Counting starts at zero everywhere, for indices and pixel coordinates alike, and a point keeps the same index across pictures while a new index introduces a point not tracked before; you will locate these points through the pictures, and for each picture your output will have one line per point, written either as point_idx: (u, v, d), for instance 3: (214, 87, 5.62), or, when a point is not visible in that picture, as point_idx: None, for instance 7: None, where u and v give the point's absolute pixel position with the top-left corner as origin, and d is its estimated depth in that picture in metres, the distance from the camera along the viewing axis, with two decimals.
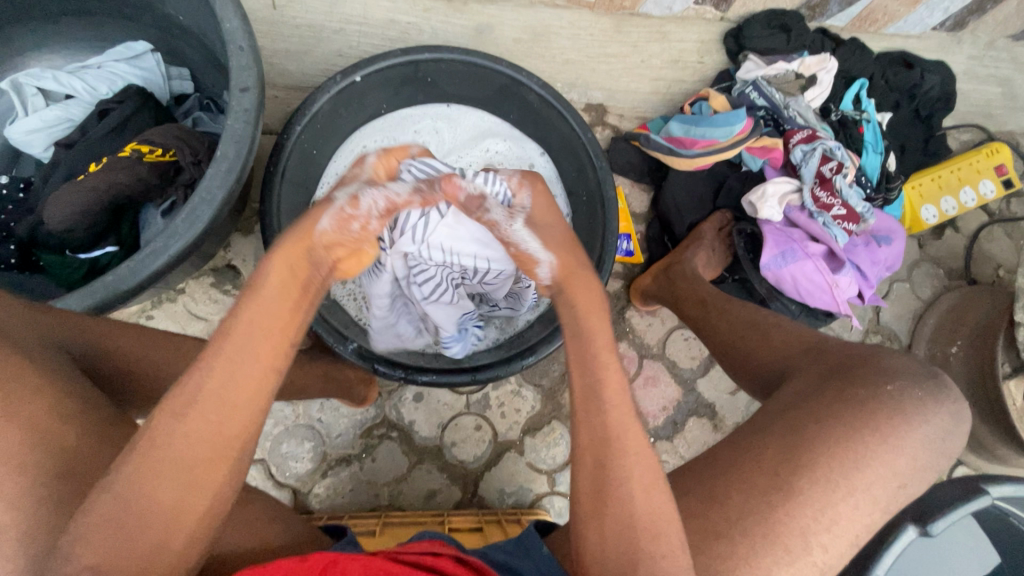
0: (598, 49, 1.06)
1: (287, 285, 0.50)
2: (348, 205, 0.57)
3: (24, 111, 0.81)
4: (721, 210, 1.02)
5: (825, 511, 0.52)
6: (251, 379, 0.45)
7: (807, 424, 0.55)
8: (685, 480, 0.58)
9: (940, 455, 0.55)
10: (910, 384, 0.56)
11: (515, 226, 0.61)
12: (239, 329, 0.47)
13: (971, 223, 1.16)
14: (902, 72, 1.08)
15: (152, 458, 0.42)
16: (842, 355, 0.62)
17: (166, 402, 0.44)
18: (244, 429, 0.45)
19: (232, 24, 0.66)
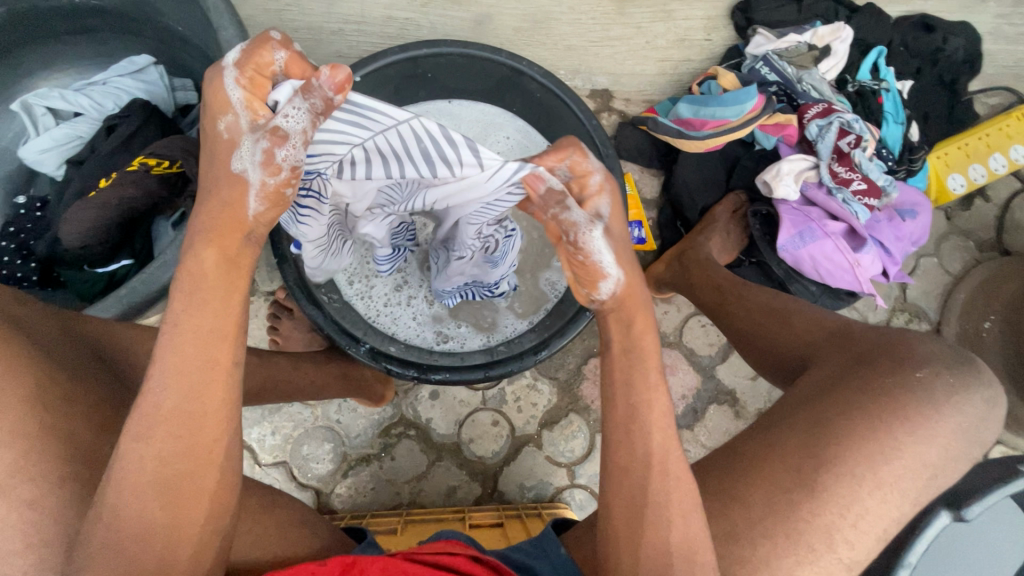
0: (600, 33, 1.02)
1: (222, 273, 0.46)
2: (259, 168, 0.44)
3: (36, 131, 0.83)
4: (734, 191, 0.99)
5: (851, 507, 0.50)
6: (213, 380, 0.45)
7: (832, 416, 0.53)
8: (705, 477, 0.56)
9: (974, 443, 0.53)
10: (941, 369, 0.54)
11: (595, 233, 0.49)
12: (187, 344, 0.44)
13: (1002, 191, 1.11)
14: (923, 36, 1.03)
15: (133, 480, 0.42)
16: (868, 341, 0.59)
17: (128, 423, 0.43)
18: (215, 432, 0.45)
19: (227, 32, 0.66)
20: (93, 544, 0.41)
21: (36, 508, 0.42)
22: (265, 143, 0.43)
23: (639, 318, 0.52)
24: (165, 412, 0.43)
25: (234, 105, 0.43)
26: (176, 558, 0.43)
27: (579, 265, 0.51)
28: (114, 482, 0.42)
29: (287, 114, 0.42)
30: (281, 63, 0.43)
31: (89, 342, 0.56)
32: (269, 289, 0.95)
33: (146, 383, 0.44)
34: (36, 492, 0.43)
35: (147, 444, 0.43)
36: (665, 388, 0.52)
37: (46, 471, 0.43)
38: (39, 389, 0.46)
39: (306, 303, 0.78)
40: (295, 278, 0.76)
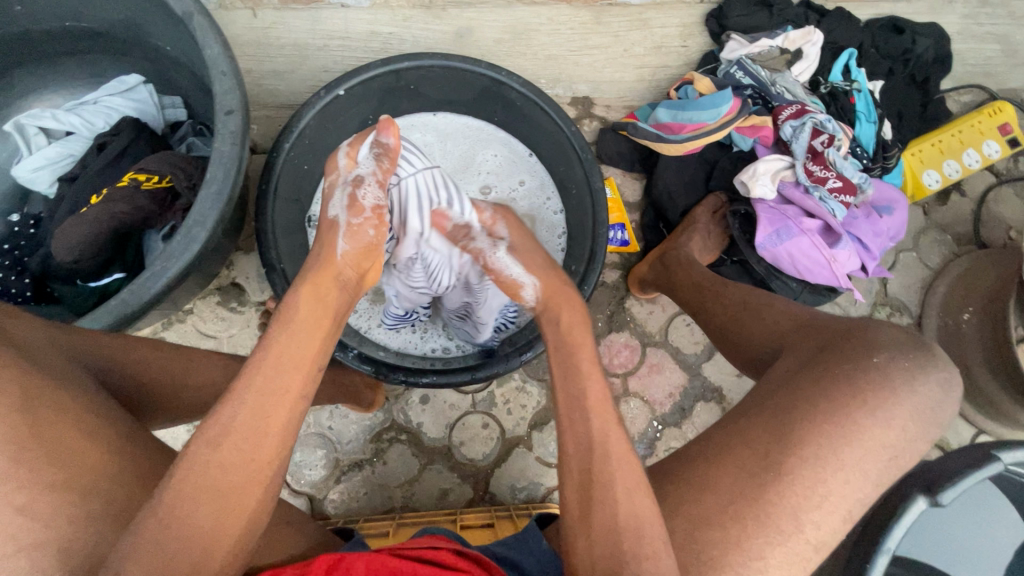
0: (579, 43, 1.06)
1: (314, 305, 0.55)
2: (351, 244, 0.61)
3: (29, 150, 0.85)
4: (714, 193, 1.01)
5: (816, 489, 0.52)
6: (284, 406, 0.49)
7: (798, 402, 0.55)
8: (683, 466, 0.57)
9: (931, 424, 0.55)
10: (897, 354, 0.56)
11: (499, 253, 0.66)
12: (270, 366, 0.49)
13: (977, 186, 1.13)
14: (892, 38, 1.07)
15: (193, 482, 0.44)
16: (832, 331, 0.61)
17: (201, 429, 0.46)
18: (276, 448, 0.47)
19: (212, 50, 0.69)
20: (141, 539, 0.41)
21: (27, 513, 0.42)
22: (350, 189, 0.62)
23: (575, 325, 0.60)
24: (218, 420, 0.46)
25: (340, 164, 0.64)
26: (211, 562, 0.43)
27: (502, 281, 0.66)
28: (173, 482, 0.44)
29: (366, 194, 0.63)
30: (391, 143, 0.64)
31: (78, 352, 0.57)
32: (260, 300, 0.97)
33: (230, 394, 0.48)
34: (27, 495, 0.42)
35: (215, 448, 0.45)
36: (600, 376, 0.56)
37: (35, 476, 0.43)
38: (27, 396, 0.46)
39: None
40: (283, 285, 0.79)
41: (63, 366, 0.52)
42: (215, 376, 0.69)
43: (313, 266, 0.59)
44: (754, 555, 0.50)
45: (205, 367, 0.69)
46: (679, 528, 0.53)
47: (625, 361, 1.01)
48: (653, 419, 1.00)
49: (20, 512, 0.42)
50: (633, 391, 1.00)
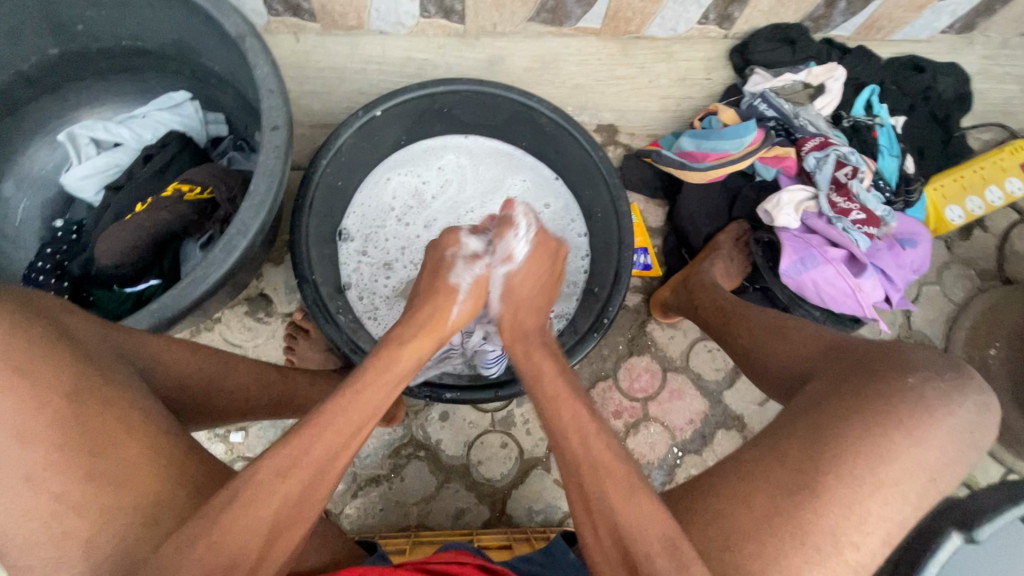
0: (606, 73, 1.09)
1: (412, 365, 0.61)
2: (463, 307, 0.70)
3: (78, 159, 0.89)
4: (736, 220, 1.02)
5: (855, 511, 0.51)
6: (349, 443, 0.51)
7: (834, 422, 0.55)
8: (711, 482, 0.57)
9: (970, 448, 0.55)
10: (931, 375, 0.56)
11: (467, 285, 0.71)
12: (349, 403, 0.53)
13: (1000, 222, 1.14)
14: (913, 76, 1.08)
15: (255, 502, 0.45)
16: (861, 352, 0.62)
17: (267, 458, 0.47)
18: (324, 491, 0.49)
19: (262, 70, 0.72)
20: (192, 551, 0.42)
21: (64, 499, 0.44)
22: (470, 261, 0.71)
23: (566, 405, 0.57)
24: (288, 446, 0.48)
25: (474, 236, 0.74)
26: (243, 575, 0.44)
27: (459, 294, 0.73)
28: (234, 499, 0.45)
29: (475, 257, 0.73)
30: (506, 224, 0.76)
31: (126, 350, 0.58)
32: (286, 310, 0.98)
33: (305, 424, 0.50)
34: (65, 485, 0.44)
35: (279, 476, 0.47)
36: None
37: (78, 464, 0.45)
38: (77, 387, 0.47)
39: (326, 322, 0.81)
40: (313, 294, 0.81)
41: (117, 363, 0.54)
42: (249, 381, 0.70)
43: (425, 316, 0.66)
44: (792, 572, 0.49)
45: (241, 373, 0.70)
46: (707, 543, 0.52)
47: (645, 385, 1.01)
48: (673, 445, 0.99)
49: (55, 498, 0.44)
50: (653, 416, 1.00)
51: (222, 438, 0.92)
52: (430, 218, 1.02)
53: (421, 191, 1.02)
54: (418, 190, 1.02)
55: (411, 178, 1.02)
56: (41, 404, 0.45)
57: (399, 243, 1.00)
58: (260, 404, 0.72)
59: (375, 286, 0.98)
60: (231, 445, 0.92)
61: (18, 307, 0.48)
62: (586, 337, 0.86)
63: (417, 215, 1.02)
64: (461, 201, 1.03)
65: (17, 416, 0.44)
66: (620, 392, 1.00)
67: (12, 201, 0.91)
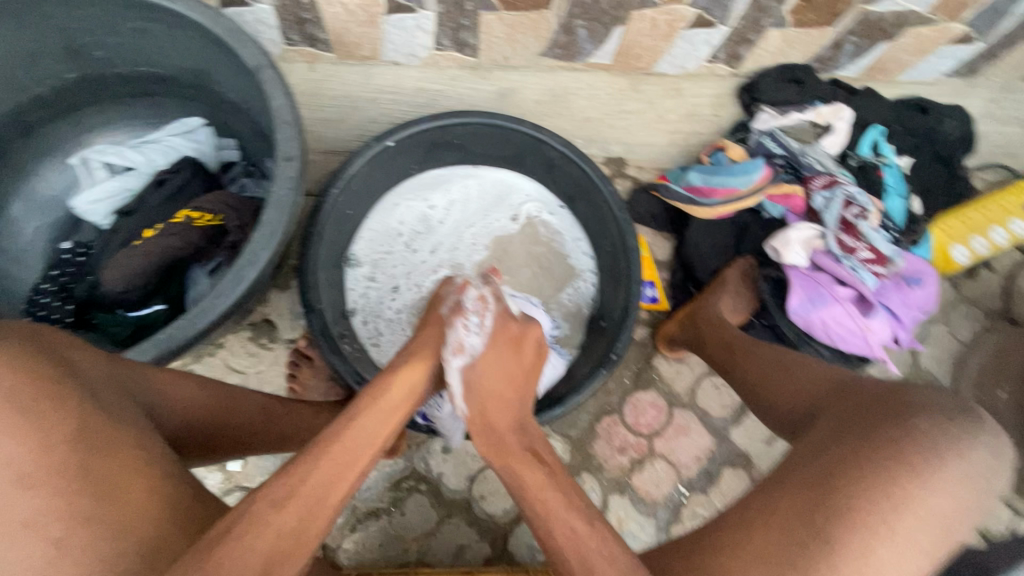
0: (615, 107, 1.09)
1: (404, 393, 0.60)
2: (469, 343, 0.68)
3: (89, 182, 0.89)
4: (744, 256, 1.01)
5: (867, 562, 0.49)
6: (345, 479, 0.49)
7: (840, 464, 0.54)
8: (719, 534, 0.56)
9: (986, 494, 0.52)
10: (941, 416, 0.54)
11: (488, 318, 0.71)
12: (348, 438, 0.52)
13: (1005, 263, 1.14)
14: (917, 117, 1.09)
15: (249, 545, 0.42)
16: (868, 393, 0.61)
17: (261, 490, 0.46)
18: (322, 527, 0.47)
19: (278, 101, 0.73)
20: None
21: (61, 547, 0.41)
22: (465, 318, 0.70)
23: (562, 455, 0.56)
24: (278, 482, 0.47)
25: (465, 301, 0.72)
26: None
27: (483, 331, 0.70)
28: (227, 534, 0.42)
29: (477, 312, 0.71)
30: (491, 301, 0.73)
31: (129, 384, 0.56)
32: (291, 337, 0.98)
33: (300, 459, 0.49)
34: (64, 530, 0.42)
35: (276, 510, 0.45)
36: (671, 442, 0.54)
37: (78, 509, 0.43)
38: (82, 426, 0.45)
39: (331, 352, 0.80)
40: (320, 324, 0.80)
41: (117, 399, 0.52)
42: (250, 413, 0.69)
43: (419, 343, 0.66)
44: None
45: (244, 407, 0.69)
46: None
47: (651, 421, 1.00)
48: (679, 483, 0.97)
49: (53, 544, 0.41)
50: (659, 452, 0.98)
51: (220, 467, 0.90)
52: (437, 242, 1.02)
53: (428, 216, 1.02)
54: (425, 215, 1.02)
55: (418, 203, 1.01)
56: (46, 439, 0.43)
57: (405, 264, 1.00)
58: (264, 440, 0.70)
59: (384, 314, 0.97)
60: (229, 474, 0.91)
61: (23, 336, 0.47)
62: (593, 373, 0.84)
63: (425, 241, 1.01)
64: (469, 222, 1.03)
65: (16, 457, 0.42)
66: (625, 427, 0.99)
67: (20, 223, 0.92)
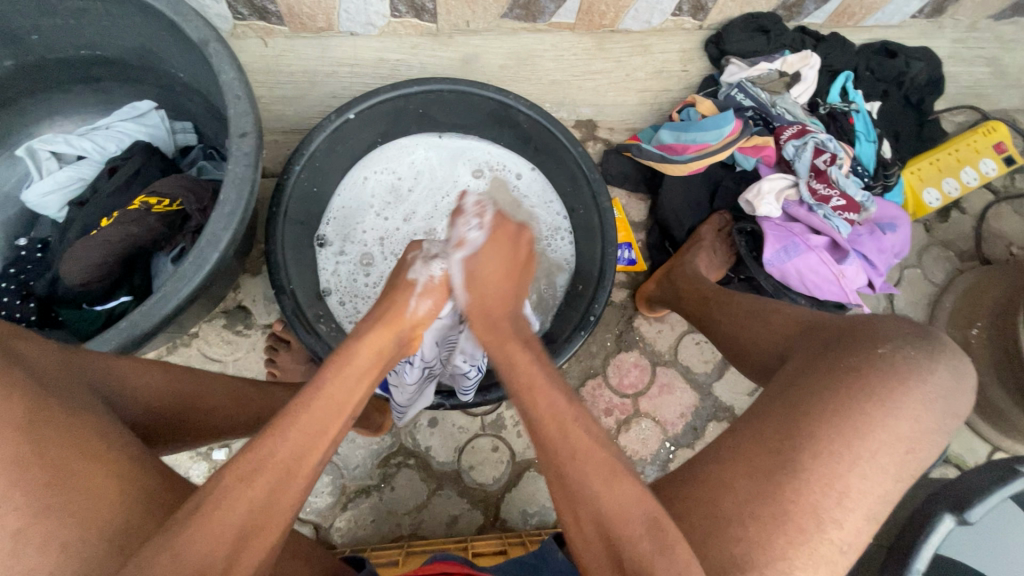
0: (582, 68, 1.07)
1: (371, 359, 0.59)
2: (427, 308, 0.68)
3: (39, 174, 0.85)
4: (718, 212, 1.03)
5: (834, 485, 0.51)
6: (317, 449, 0.49)
7: (809, 397, 0.55)
8: (689, 472, 0.56)
9: (946, 414, 0.55)
10: (902, 344, 0.56)
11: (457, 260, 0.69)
12: (314, 406, 0.51)
13: (976, 204, 1.15)
14: (886, 61, 1.09)
15: (217, 518, 0.42)
16: (834, 327, 0.62)
17: (231, 464, 0.45)
18: (295, 495, 0.47)
19: (227, 75, 0.70)
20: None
21: (21, 538, 0.40)
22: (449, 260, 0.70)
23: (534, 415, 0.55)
24: (247, 455, 0.46)
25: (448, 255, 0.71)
26: None
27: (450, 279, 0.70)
28: (195, 510, 0.42)
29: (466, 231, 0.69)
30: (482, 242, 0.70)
31: (87, 374, 0.55)
32: (267, 322, 0.96)
33: (268, 431, 0.48)
34: (22, 522, 0.41)
35: (246, 484, 0.44)
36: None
37: (34, 500, 0.42)
38: (31, 419, 0.44)
39: (304, 331, 0.78)
40: (291, 304, 0.78)
41: (75, 390, 0.51)
42: (217, 397, 0.68)
43: (383, 309, 0.65)
44: (780, 562, 0.49)
45: (213, 392, 0.68)
46: (695, 534, 0.51)
47: (635, 381, 1.00)
48: (665, 440, 0.98)
49: (13, 536, 0.40)
50: (644, 411, 0.99)
51: (205, 457, 0.90)
52: (409, 211, 1.00)
53: (398, 185, 1.00)
54: (394, 185, 1.00)
55: (387, 174, 1.00)
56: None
57: (376, 234, 0.98)
58: (239, 423, 0.69)
59: (359, 287, 0.96)
60: (214, 462, 0.90)
61: None
62: (573, 337, 0.83)
63: (395, 210, 1.00)
64: (439, 189, 1.01)
65: None
66: (610, 389, 0.99)
67: None
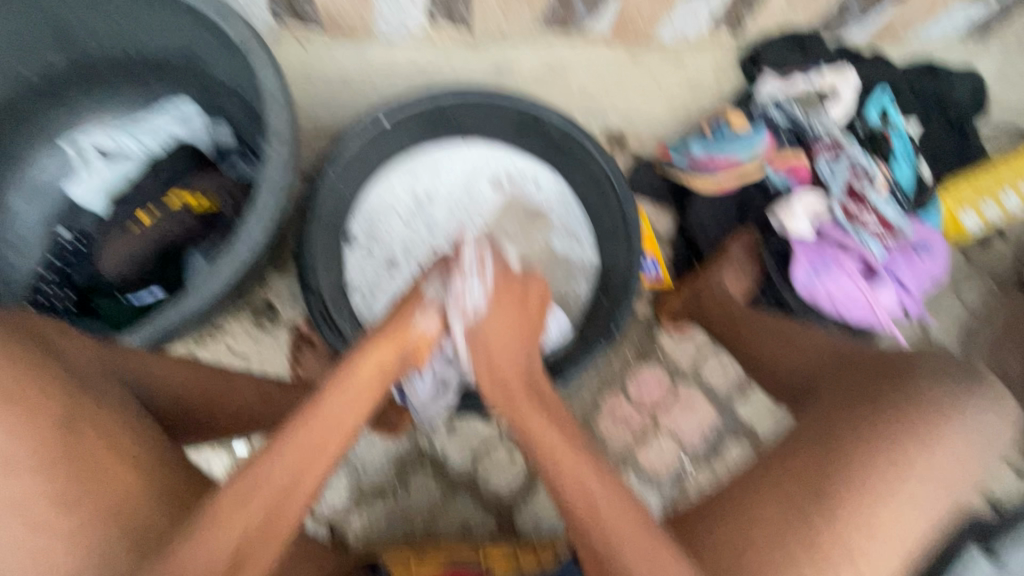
0: (615, 78, 1.07)
1: (374, 374, 0.56)
2: (436, 324, 0.60)
3: (85, 169, 0.90)
4: (749, 230, 0.98)
5: (871, 525, 0.50)
6: (319, 467, 0.49)
7: (842, 431, 0.54)
8: (717, 500, 0.57)
9: (988, 454, 0.54)
10: (940, 378, 0.55)
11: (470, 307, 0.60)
12: (315, 421, 0.51)
13: (1018, 230, 1.11)
14: (927, 80, 1.07)
15: (215, 531, 0.44)
16: (870, 360, 0.61)
17: (229, 484, 0.47)
18: (295, 512, 0.48)
19: (269, 80, 0.71)
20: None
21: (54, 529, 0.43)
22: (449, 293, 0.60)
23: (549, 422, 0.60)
24: (251, 470, 0.47)
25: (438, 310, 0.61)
26: None
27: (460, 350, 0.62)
28: (199, 519, 0.44)
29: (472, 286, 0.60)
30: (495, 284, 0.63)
31: (120, 369, 0.57)
32: (292, 320, 0.98)
33: (274, 444, 0.49)
34: (56, 513, 0.43)
35: (241, 502, 0.46)
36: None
37: (66, 496, 0.44)
38: (67, 413, 0.46)
39: (333, 332, 0.83)
40: (320, 304, 0.83)
41: (106, 383, 0.53)
42: (239, 394, 0.69)
43: (389, 322, 0.59)
44: None
45: (238, 388, 0.69)
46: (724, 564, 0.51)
47: (656, 396, 0.99)
48: (684, 457, 0.97)
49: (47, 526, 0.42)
50: (663, 427, 0.98)
51: (226, 449, 0.91)
52: (433, 219, 1.00)
53: (423, 195, 1.00)
54: (420, 194, 1.00)
55: (413, 183, 0.99)
56: (34, 425, 0.44)
57: (403, 241, 0.99)
58: (253, 422, 0.70)
59: (380, 283, 0.97)
60: (235, 456, 0.91)
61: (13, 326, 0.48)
62: (590, 344, 0.87)
63: (420, 218, 1.00)
64: (465, 200, 1.01)
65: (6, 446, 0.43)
66: (629, 403, 0.98)
67: (18, 212, 0.91)
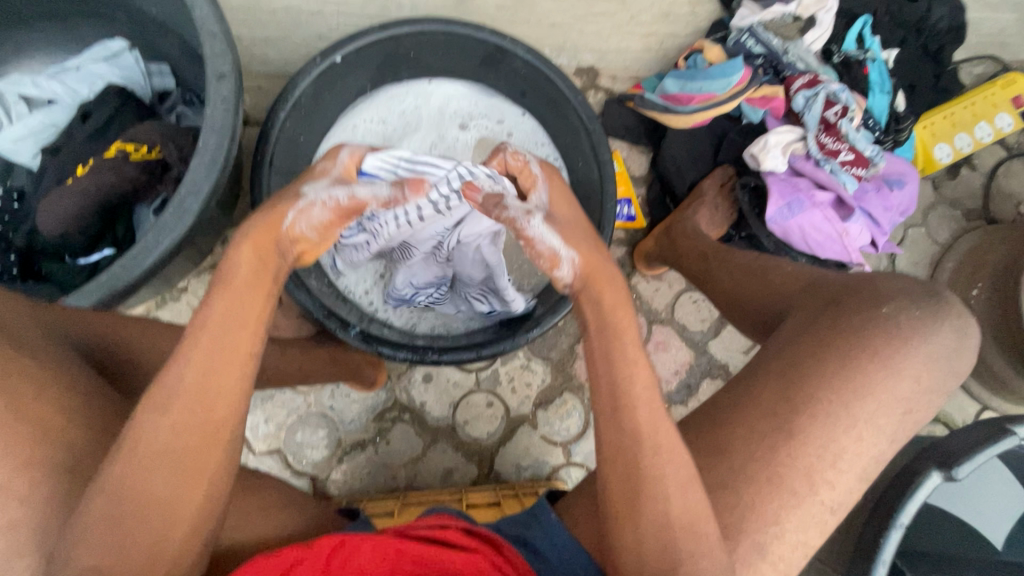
0: (585, 8, 0.99)
1: (241, 268, 0.51)
2: (314, 227, 0.57)
3: (8, 119, 0.81)
4: (722, 165, 0.99)
5: (829, 449, 0.52)
6: (233, 368, 0.47)
7: (805, 359, 0.55)
8: (688, 435, 0.58)
9: (946, 377, 0.55)
10: (908, 305, 0.55)
11: (535, 222, 0.58)
12: (214, 322, 0.47)
13: (988, 160, 1.11)
14: (907, 5, 1.02)
15: (143, 453, 0.43)
16: (838, 286, 0.61)
17: (145, 397, 0.45)
18: (223, 415, 0.46)
19: (201, 10, 0.64)
20: (94, 515, 0.42)
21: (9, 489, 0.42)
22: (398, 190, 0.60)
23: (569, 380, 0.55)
24: (157, 385, 0.45)
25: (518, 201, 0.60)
26: (170, 540, 0.43)
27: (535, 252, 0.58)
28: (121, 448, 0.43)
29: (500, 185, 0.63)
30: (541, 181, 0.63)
31: (58, 322, 0.56)
32: None
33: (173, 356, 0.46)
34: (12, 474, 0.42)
35: (162, 414, 0.44)
36: (641, 358, 0.53)
37: (18, 453, 0.43)
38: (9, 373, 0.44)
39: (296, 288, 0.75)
40: None
41: (48, 343, 0.51)
42: None
43: (259, 218, 0.54)
44: (766, 519, 0.51)
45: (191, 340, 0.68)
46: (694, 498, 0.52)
47: None
48: (660, 396, 0.99)
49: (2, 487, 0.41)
50: None
51: None
52: None
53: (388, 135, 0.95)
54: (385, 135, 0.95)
55: (376, 123, 0.95)
56: None
57: None
58: None
59: None
60: None
61: None
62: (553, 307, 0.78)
63: None
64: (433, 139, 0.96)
65: None
66: None
67: None
